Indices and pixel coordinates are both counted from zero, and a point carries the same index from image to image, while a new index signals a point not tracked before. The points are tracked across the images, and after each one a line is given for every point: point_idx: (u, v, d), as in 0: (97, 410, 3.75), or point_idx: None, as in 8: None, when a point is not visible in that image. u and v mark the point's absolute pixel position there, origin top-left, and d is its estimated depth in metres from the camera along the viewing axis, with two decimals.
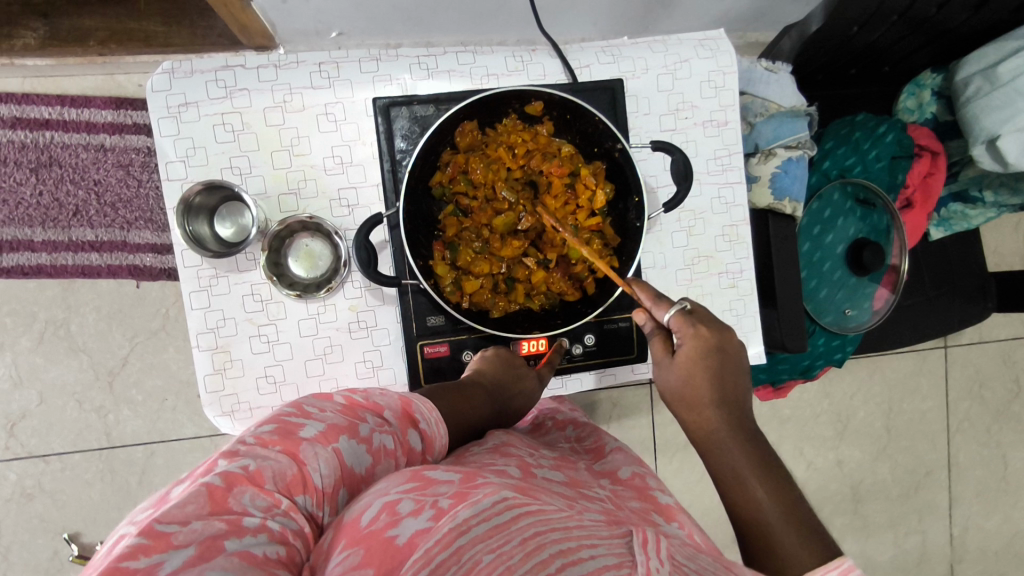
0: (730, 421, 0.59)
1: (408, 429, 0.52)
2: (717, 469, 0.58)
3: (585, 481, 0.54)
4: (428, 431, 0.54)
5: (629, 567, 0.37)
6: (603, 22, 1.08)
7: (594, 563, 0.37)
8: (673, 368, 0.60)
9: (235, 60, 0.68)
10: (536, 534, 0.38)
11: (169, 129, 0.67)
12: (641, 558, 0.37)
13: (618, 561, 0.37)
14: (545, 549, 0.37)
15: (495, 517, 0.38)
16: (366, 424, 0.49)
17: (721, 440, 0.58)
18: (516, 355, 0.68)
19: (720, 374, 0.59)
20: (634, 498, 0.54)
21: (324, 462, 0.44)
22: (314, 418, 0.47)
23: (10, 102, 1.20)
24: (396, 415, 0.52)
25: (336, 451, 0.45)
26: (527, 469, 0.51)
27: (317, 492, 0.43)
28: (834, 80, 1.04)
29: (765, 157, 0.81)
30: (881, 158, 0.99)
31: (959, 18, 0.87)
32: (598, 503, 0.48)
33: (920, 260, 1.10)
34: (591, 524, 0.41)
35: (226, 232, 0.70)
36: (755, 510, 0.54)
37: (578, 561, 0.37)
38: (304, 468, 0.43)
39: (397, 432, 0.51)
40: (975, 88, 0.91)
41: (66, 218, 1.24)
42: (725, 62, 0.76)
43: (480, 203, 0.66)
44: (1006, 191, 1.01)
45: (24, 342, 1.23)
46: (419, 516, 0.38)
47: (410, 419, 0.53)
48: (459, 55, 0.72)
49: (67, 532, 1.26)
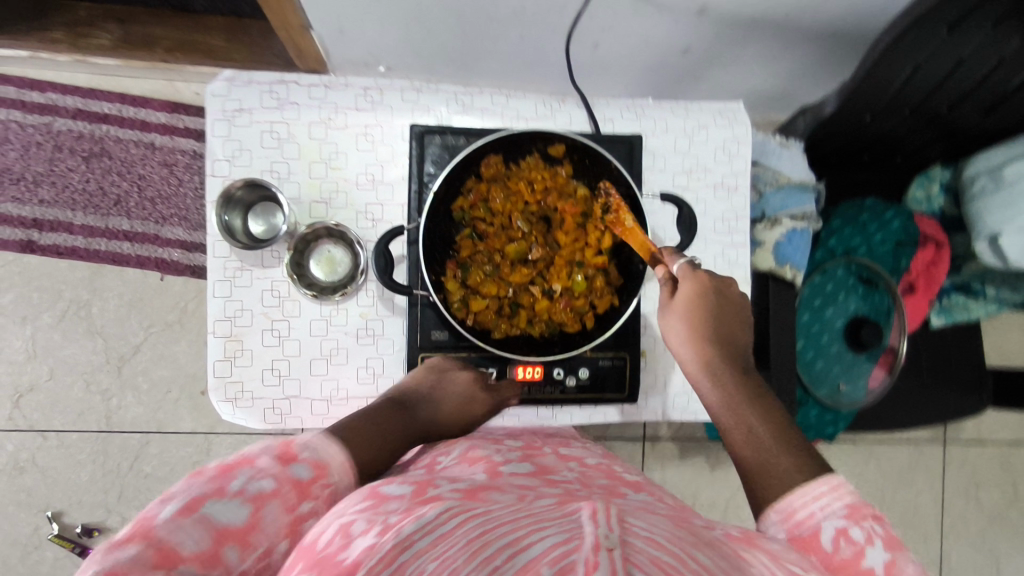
0: (728, 360, 0.64)
1: (292, 463, 0.50)
2: (717, 400, 0.62)
3: (553, 467, 0.57)
4: (318, 458, 0.52)
5: (578, 538, 0.33)
6: (634, 85, 1.15)
7: (541, 547, 0.34)
8: (679, 308, 0.66)
9: (290, 77, 0.74)
10: (481, 531, 0.37)
11: (220, 130, 0.72)
12: (588, 527, 0.34)
13: (566, 535, 0.34)
14: (491, 543, 0.36)
15: (439, 527, 0.38)
16: (241, 477, 0.48)
17: (721, 375, 0.63)
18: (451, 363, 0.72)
19: (720, 320, 0.65)
20: (601, 476, 0.57)
21: (191, 532, 0.43)
22: (175, 498, 0.45)
23: (77, 95, 1.29)
24: (277, 455, 0.51)
25: (202, 519, 0.44)
26: (493, 470, 0.53)
27: (195, 560, 0.42)
28: (847, 163, 1.07)
29: (771, 223, 0.86)
30: (887, 241, 1.05)
31: (970, 120, 0.91)
32: (558, 488, 0.49)
33: (918, 347, 1.12)
34: (541, 511, 0.40)
35: (257, 229, 0.75)
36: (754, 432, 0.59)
37: (527, 548, 0.35)
38: (167, 545, 0.41)
39: (277, 472, 0.49)
40: (981, 185, 0.96)
41: (107, 206, 1.30)
42: (740, 132, 0.81)
43: (496, 229, 0.71)
44: (1007, 289, 1.06)
45: (46, 318, 1.28)
46: (368, 534, 0.39)
47: (293, 453, 0.51)
48: (493, 96, 0.78)
49: (51, 509, 1.28)
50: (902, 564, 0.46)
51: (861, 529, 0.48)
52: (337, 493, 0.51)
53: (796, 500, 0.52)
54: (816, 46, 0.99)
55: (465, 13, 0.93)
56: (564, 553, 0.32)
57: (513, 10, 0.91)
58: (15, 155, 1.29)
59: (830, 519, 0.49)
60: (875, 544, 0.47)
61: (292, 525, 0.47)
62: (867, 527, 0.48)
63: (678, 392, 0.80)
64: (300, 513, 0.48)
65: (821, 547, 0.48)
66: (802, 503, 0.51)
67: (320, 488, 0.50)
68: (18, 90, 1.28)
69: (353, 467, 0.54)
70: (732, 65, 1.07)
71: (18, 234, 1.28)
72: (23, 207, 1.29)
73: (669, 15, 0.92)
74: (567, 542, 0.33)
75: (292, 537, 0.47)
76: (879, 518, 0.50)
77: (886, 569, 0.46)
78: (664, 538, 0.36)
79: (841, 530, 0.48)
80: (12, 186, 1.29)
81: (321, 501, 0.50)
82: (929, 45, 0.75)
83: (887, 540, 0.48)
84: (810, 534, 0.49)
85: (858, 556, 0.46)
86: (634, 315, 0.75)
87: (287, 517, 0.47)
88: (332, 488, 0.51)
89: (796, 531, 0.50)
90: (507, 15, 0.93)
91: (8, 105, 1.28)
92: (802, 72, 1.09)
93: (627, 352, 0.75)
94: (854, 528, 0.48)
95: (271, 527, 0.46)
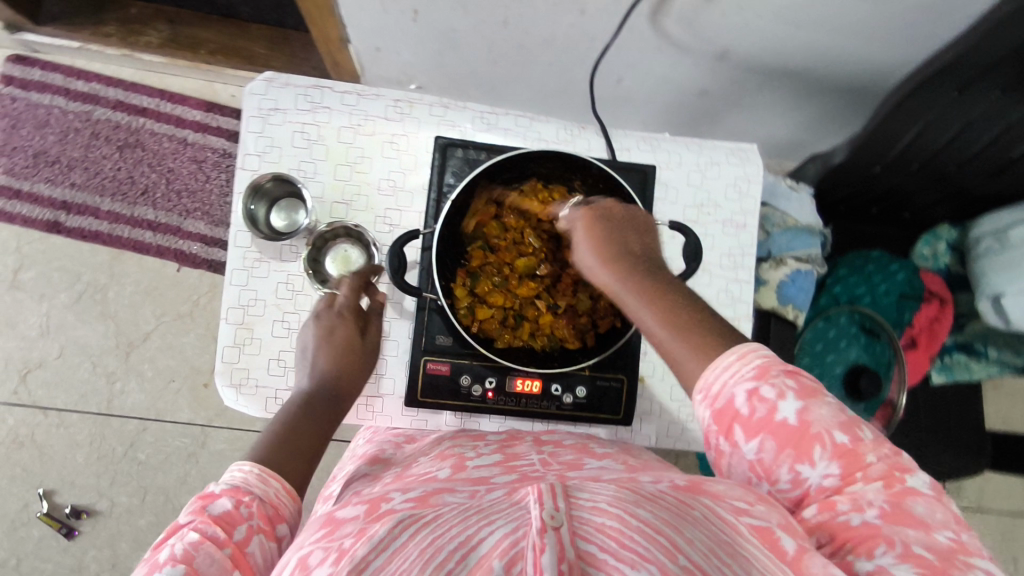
0: (637, 257, 0.60)
1: (209, 506, 0.50)
2: (632, 295, 0.57)
3: (517, 455, 0.60)
4: (231, 485, 0.52)
5: (524, 526, 0.37)
6: (653, 122, 1.19)
7: (492, 540, 0.37)
8: (586, 248, 0.62)
9: (326, 82, 0.78)
10: (433, 539, 0.39)
11: (255, 126, 0.76)
12: (534, 512, 0.37)
13: (515, 524, 0.38)
14: (444, 548, 0.37)
15: (392, 542, 0.39)
16: (169, 546, 0.48)
17: (631, 270, 0.59)
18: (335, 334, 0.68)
19: (624, 225, 0.63)
20: (569, 453, 0.62)
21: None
22: None
23: (120, 88, 1.35)
24: (195, 509, 0.50)
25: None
26: (459, 466, 0.56)
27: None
28: (856, 215, 1.11)
29: (776, 263, 0.88)
30: (890, 293, 1.06)
31: (976, 181, 0.94)
32: (514, 475, 0.53)
33: (917, 400, 1.13)
34: (493, 505, 0.43)
35: (278, 222, 0.78)
36: (672, 316, 0.55)
37: (478, 545, 0.37)
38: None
39: (198, 521, 0.49)
40: (986, 245, 0.98)
41: (134, 195, 1.34)
42: (752, 172, 0.84)
43: (507, 241, 0.73)
44: (1009, 350, 1.08)
45: (63, 297, 1.31)
46: (325, 563, 0.40)
47: (207, 496, 0.51)
48: (517, 118, 0.82)
49: (42, 488, 1.28)
50: (813, 408, 0.49)
51: (772, 386, 0.49)
52: (268, 501, 0.53)
53: (713, 374, 0.51)
54: (834, 98, 1.02)
55: (498, 41, 0.97)
56: (513, 541, 0.36)
57: (544, 40, 0.95)
58: (53, 138, 1.34)
59: (741, 383, 0.50)
60: (788, 398, 0.48)
61: (234, 556, 0.48)
62: (778, 384, 0.49)
63: (673, 421, 0.81)
64: (237, 541, 0.49)
65: (738, 414, 0.50)
66: (714, 376, 0.51)
67: (246, 508, 0.51)
68: (65, 78, 1.34)
69: (271, 473, 0.55)
70: (750, 110, 1.11)
71: (46, 213, 1.32)
72: (54, 188, 1.33)
73: (693, 57, 0.95)
74: (516, 530, 0.37)
75: (241, 565, 0.48)
76: (792, 370, 0.50)
77: (799, 417, 0.48)
78: (607, 503, 0.40)
79: (753, 392, 0.49)
80: (46, 168, 1.33)
81: (255, 518, 0.51)
82: (938, 103, 0.78)
83: (800, 391, 0.49)
84: (727, 404, 0.50)
85: (772, 413, 0.49)
86: (635, 338, 0.77)
87: (227, 552, 0.48)
88: (258, 500, 0.52)
89: (718, 405, 0.51)
90: (538, 45, 0.97)
91: (53, 91, 1.34)
92: (818, 122, 1.12)
93: (625, 375, 0.77)
94: (765, 387, 0.49)
95: (214, 570, 0.47)
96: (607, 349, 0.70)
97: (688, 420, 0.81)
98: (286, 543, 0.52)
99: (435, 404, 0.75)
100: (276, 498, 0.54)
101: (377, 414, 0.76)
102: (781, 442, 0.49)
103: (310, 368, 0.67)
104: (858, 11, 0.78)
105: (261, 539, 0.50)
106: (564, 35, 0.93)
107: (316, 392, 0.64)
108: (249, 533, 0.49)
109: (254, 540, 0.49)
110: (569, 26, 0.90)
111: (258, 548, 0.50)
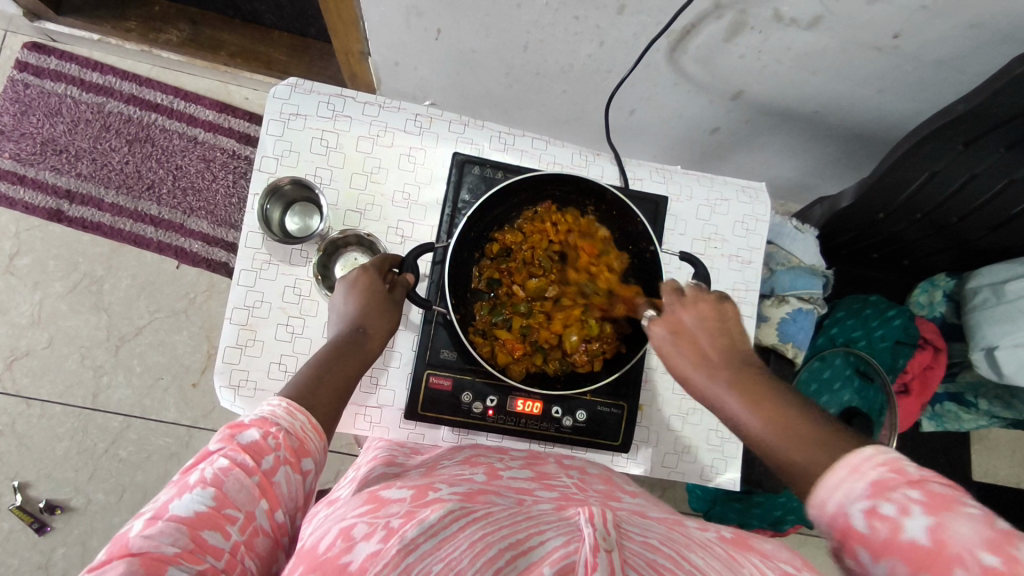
0: (731, 358, 0.58)
1: (238, 437, 0.50)
2: (728, 407, 0.55)
3: (552, 473, 0.61)
4: (259, 416, 0.52)
5: (576, 541, 0.40)
6: (662, 155, 1.21)
7: (542, 549, 0.41)
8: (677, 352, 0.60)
9: (349, 92, 0.79)
10: (483, 535, 0.41)
11: (275, 129, 0.77)
12: (588, 531, 0.39)
13: (567, 537, 0.41)
14: (494, 545, 0.41)
15: (442, 530, 0.41)
16: (198, 470, 0.48)
17: (721, 374, 0.57)
18: (375, 286, 0.68)
19: (711, 321, 0.61)
20: (599, 482, 0.62)
21: (166, 534, 0.43)
22: (145, 510, 0.46)
23: (134, 82, 1.35)
24: (224, 436, 0.50)
25: (171, 519, 0.44)
26: (493, 473, 0.57)
27: (182, 555, 0.43)
28: (857, 259, 1.13)
29: (778, 301, 0.89)
30: (886, 338, 1.06)
31: (977, 233, 0.96)
32: (555, 491, 0.54)
33: (906, 445, 1.18)
34: (539, 515, 0.46)
35: (291, 226, 0.79)
36: (775, 423, 0.51)
37: (528, 551, 0.41)
38: (149, 554, 0.42)
39: (229, 451, 0.49)
40: (983, 297, 1.00)
41: (139, 189, 1.34)
42: (760, 210, 0.86)
43: (508, 263, 0.74)
44: (999, 404, 1.05)
45: (57, 287, 1.30)
46: (371, 539, 0.41)
47: (236, 424, 0.51)
48: (534, 140, 0.83)
49: (17, 480, 1.25)
50: (949, 525, 0.37)
51: (891, 502, 0.39)
52: (294, 434, 0.52)
53: (826, 489, 0.43)
54: (841, 144, 1.05)
55: (516, 66, 0.99)
56: (566, 553, 0.38)
57: (561, 68, 0.97)
58: (63, 127, 1.33)
59: (854, 502, 0.41)
60: (911, 513, 0.38)
61: (261, 485, 0.48)
62: (899, 498, 0.39)
63: (669, 450, 0.81)
64: (265, 471, 0.49)
65: (854, 536, 0.40)
66: (827, 492, 0.43)
67: (273, 439, 0.51)
68: (80, 69, 1.34)
69: (298, 406, 0.55)
70: (759, 150, 1.13)
71: (49, 201, 1.31)
72: (59, 176, 1.32)
73: (706, 94, 0.97)
74: (567, 545, 0.40)
75: (268, 495, 0.48)
76: (917, 478, 0.40)
77: (931, 536, 0.37)
78: (656, 542, 0.43)
79: (869, 511, 0.40)
80: (53, 156, 1.32)
81: (282, 449, 0.50)
82: (945, 156, 0.81)
83: (931, 505, 0.38)
84: (842, 523, 0.41)
85: (896, 534, 0.39)
86: (637, 366, 0.77)
87: (255, 480, 0.48)
88: (284, 432, 0.52)
89: (832, 524, 0.42)
90: (555, 73, 0.99)
91: (67, 80, 1.34)
92: (823, 166, 1.15)
93: (626, 402, 0.77)
94: (881, 504, 0.40)
95: (242, 497, 0.47)
96: (628, 359, 0.70)
97: (684, 452, 0.81)
98: (309, 478, 0.52)
99: (434, 418, 0.74)
100: (302, 431, 0.53)
101: (375, 425, 0.76)
102: (914, 568, 0.38)
103: (342, 315, 0.67)
104: (877, 62, 0.82)
105: (287, 472, 0.50)
106: (581, 64, 0.95)
107: (340, 336, 0.64)
108: (277, 463, 0.49)
109: (281, 471, 0.49)
110: (588, 56, 0.92)
111: (284, 480, 0.49)
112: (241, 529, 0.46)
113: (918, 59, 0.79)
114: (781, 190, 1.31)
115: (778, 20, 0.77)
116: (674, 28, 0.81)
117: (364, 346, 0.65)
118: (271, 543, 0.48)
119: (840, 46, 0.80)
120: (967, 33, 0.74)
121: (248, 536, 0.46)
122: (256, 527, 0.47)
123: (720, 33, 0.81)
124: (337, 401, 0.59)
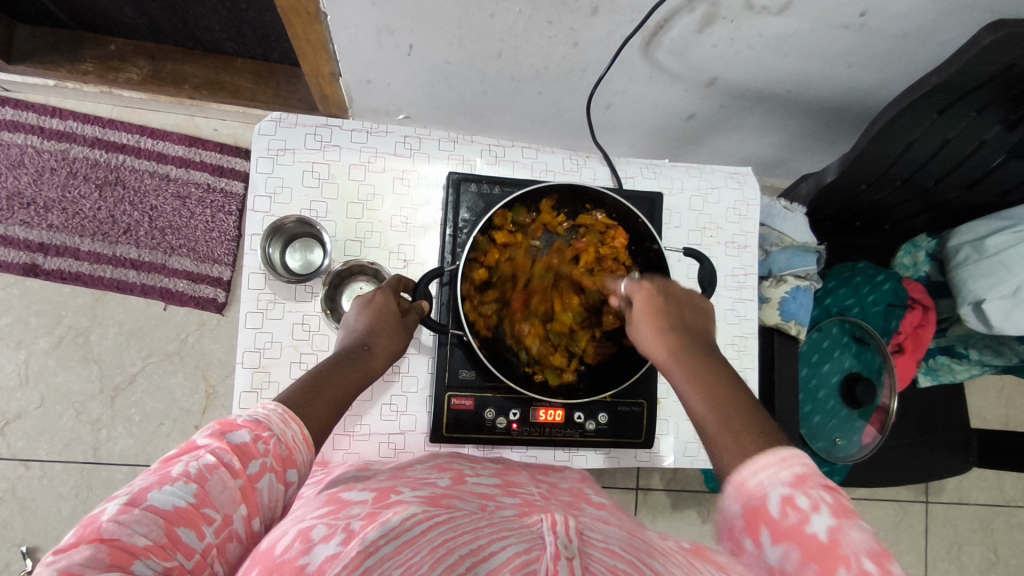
0: (698, 349, 0.63)
1: (228, 435, 0.48)
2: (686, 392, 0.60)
3: (518, 483, 0.60)
4: (252, 418, 0.50)
5: (538, 549, 0.40)
6: (641, 146, 1.21)
7: (503, 555, 0.40)
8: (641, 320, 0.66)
9: (335, 121, 0.79)
10: (444, 539, 0.41)
11: (264, 167, 0.76)
12: (549, 539, 0.41)
13: (528, 545, 0.41)
14: (455, 551, 0.40)
15: (403, 533, 0.41)
16: (181, 462, 0.45)
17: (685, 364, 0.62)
18: (390, 303, 0.68)
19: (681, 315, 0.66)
20: (565, 493, 0.61)
21: (140, 524, 0.41)
22: (120, 493, 0.44)
23: (96, 124, 1.30)
24: (213, 432, 0.48)
25: (148, 509, 0.42)
26: (459, 479, 0.56)
27: (152, 549, 0.41)
28: (840, 229, 1.17)
29: (776, 282, 0.94)
30: (878, 302, 1.09)
31: (953, 193, 1.01)
32: (518, 498, 0.54)
33: (906, 405, 1.20)
34: (502, 521, 0.46)
35: (294, 264, 0.77)
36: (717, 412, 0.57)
37: (489, 557, 0.40)
38: (117, 542, 0.40)
39: (213, 447, 0.47)
40: (964, 255, 1.04)
41: (116, 234, 1.30)
42: (750, 194, 0.87)
43: (538, 292, 0.76)
44: (989, 352, 1.12)
45: (41, 343, 1.26)
46: (330, 541, 0.40)
47: (228, 422, 0.49)
48: (524, 150, 0.84)
49: (25, 545, 1.22)
50: (846, 530, 0.43)
51: (807, 496, 0.45)
52: (285, 442, 0.50)
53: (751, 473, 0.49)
54: (817, 119, 1.07)
55: (491, 73, 0.98)
56: (526, 561, 0.39)
57: (536, 71, 0.96)
58: (27, 179, 1.28)
59: (776, 487, 0.47)
60: (820, 512, 0.44)
61: (244, 489, 0.46)
62: (815, 495, 0.45)
63: (689, 439, 0.84)
64: (250, 475, 0.47)
65: (766, 516, 0.46)
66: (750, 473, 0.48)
67: (263, 444, 0.49)
68: (38, 117, 1.29)
69: (292, 415, 0.53)
70: (736, 132, 1.14)
71: (22, 256, 1.26)
72: (29, 231, 1.27)
73: (681, 84, 0.97)
74: (528, 552, 0.40)
75: (249, 501, 0.46)
76: (830, 486, 0.46)
77: (830, 535, 0.43)
78: (620, 547, 0.44)
79: (787, 497, 0.46)
80: (20, 210, 1.27)
81: (270, 456, 0.48)
82: (921, 124, 0.83)
83: (835, 508, 0.45)
84: (759, 502, 0.47)
85: (803, 523, 0.44)
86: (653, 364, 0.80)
87: (238, 482, 0.46)
88: (276, 439, 0.50)
89: (748, 503, 0.47)
90: (530, 76, 0.98)
91: (26, 130, 1.28)
92: (800, 140, 1.17)
93: (645, 400, 0.79)
94: (800, 495, 0.45)
95: (224, 498, 0.45)
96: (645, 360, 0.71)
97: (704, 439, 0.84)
98: (292, 490, 0.50)
99: (460, 438, 0.76)
100: (293, 441, 0.51)
101: (399, 450, 0.77)
102: (807, 553, 0.43)
103: (351, 330, 0.67)
104: (845, 40, 0.83)
105: (271, 479, 0.48)
106: (556, 66, 0.94)
107: (345, 350, 0.64)
108: (262, 469, 0.47)
109: (266, 478, 0.47)
110: (562, 57, 0.92)
111: (267, 487, 0.47)
112: (216, 531, 0.44)
113: (885, 33, 0.82)
114: (760, 167, 1.33)
115: (749, 8, 0.78)
116: (649, 24, 0.82)
117: (368, 364, 0.64)
118: (242, 551, 0.46)
119: (811, 27, 0.81)
120: (930, 6, 0.76)
121: (222, 540, 0.44)
122: (230, 531, 0.45)
123: (694, 25, 0.82)
124: (334, 416, 0.58)
